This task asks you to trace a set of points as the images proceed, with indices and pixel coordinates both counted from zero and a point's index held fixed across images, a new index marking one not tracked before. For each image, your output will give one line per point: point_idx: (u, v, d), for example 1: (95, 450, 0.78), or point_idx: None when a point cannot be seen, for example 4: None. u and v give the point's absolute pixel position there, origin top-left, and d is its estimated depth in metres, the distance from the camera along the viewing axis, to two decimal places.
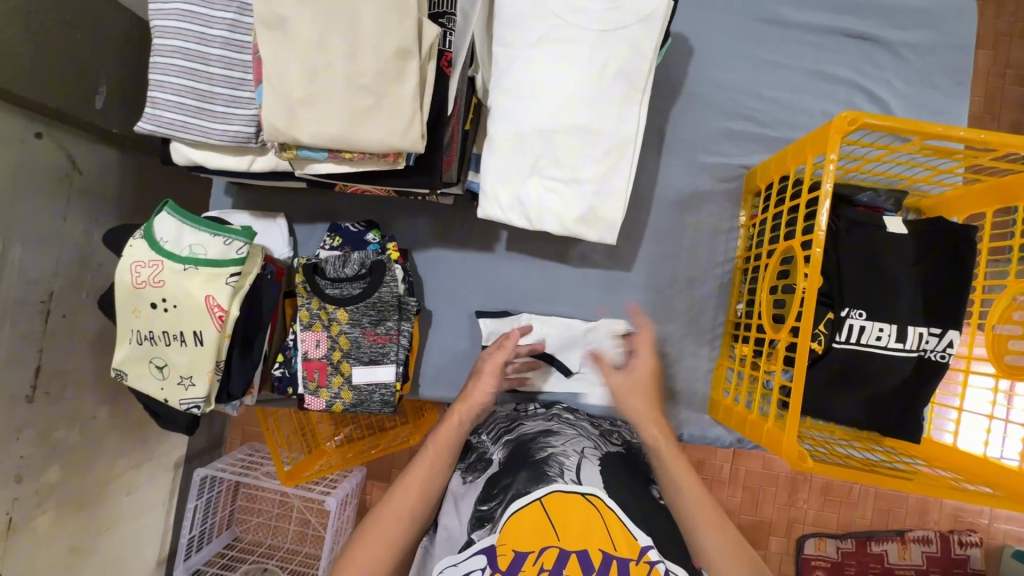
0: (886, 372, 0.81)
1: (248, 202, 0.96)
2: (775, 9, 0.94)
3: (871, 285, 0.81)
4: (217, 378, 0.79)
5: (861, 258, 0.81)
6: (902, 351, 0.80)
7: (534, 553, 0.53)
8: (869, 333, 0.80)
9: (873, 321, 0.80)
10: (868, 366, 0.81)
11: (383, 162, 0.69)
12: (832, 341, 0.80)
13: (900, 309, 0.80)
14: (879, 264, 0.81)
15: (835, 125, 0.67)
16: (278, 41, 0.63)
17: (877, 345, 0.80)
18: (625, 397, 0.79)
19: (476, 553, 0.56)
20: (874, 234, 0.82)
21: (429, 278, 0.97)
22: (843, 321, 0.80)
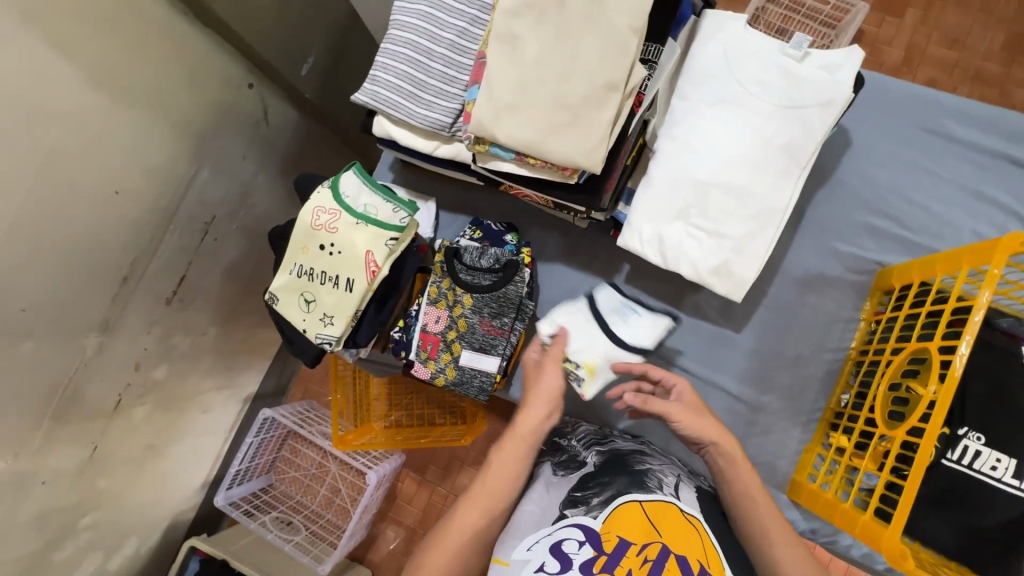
0: (992, 505, 0.77)
1: (406, 181, 1.07)
2: (945, 122, 0.96)
3: (997, 413, 0.78)
4: (351, 324, 0.88)
5: (992, 383, 0.79)
6: (1018, 491, 0.76)
7: (637, 545, 0.60)
8: (983, 460, 0.77)
9: (991, 449, 0.77)
10: (975, 495, 0.77)
11: (558, 174, 0.77)
12: (941, 456, 0.79)
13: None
14: (1011, 395, 0.78)
15: (1001, 243, 0.68)
16: (506, 54, 0.73)
17: (989, 475, 0.77)
18: (692, 420, 0.72)
19: (571, 526, 0.63)
20: (1012, 364, 0.79)
21: (545, 288, 1.03)
22: (958, 439, 0.78)
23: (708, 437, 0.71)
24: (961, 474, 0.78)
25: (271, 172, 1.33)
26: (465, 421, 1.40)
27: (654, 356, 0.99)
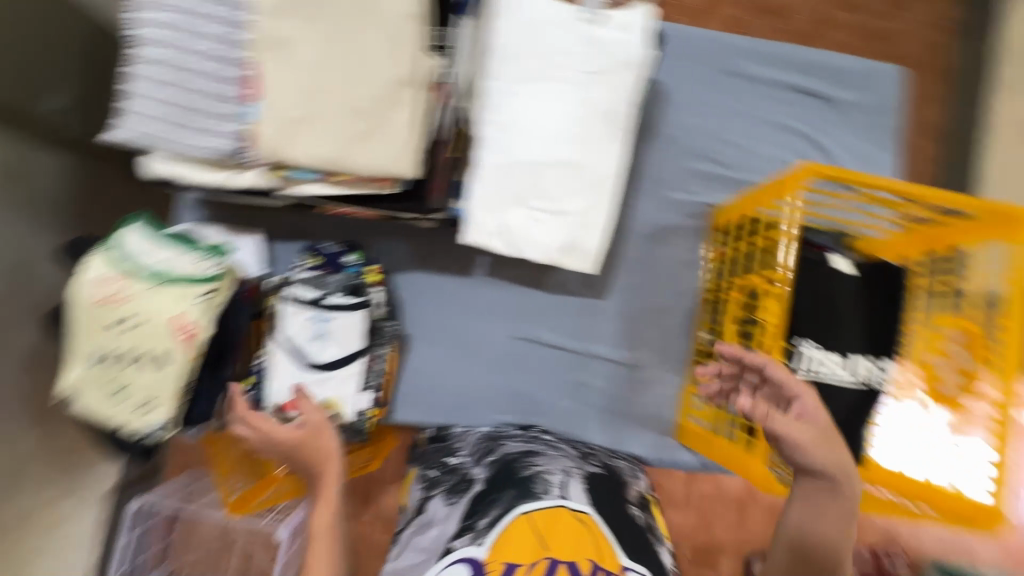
0: (835, 398, 0.85)
1: (218, 218, 0.93)
2: (738, 62, 1.02)
3: (821, 317, 0.87)
4: (182, 400, 0.75)
5: (812, 292, 0.88)
6: (848, 380, 0.86)
7: (527, 565, 0.58)
8: (820, 362, 0.86)
9: (823, 351, 0.86)
10: (821, 393, 0.86)
11: (373, 186, 0.70)
12: (789, 371, 0.85)
13: (847, 340, 0.87)
14: (826, 299, 0.88)
15: (797, 173, 0.74)
16: (275, 61, 0.63)
17: (827, 373, 0.86)
18: (818, 452, 0.65)
19: (458, 561, 0.60)
20: (821, 271, 0.89)
21: (405, 300, 0.96)
22: (796, 349, 0.86)
23: (828, 473, 0.66)
24: (807, 381, 0.86)
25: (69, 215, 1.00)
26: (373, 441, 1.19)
27: (531, 341, 0.97)
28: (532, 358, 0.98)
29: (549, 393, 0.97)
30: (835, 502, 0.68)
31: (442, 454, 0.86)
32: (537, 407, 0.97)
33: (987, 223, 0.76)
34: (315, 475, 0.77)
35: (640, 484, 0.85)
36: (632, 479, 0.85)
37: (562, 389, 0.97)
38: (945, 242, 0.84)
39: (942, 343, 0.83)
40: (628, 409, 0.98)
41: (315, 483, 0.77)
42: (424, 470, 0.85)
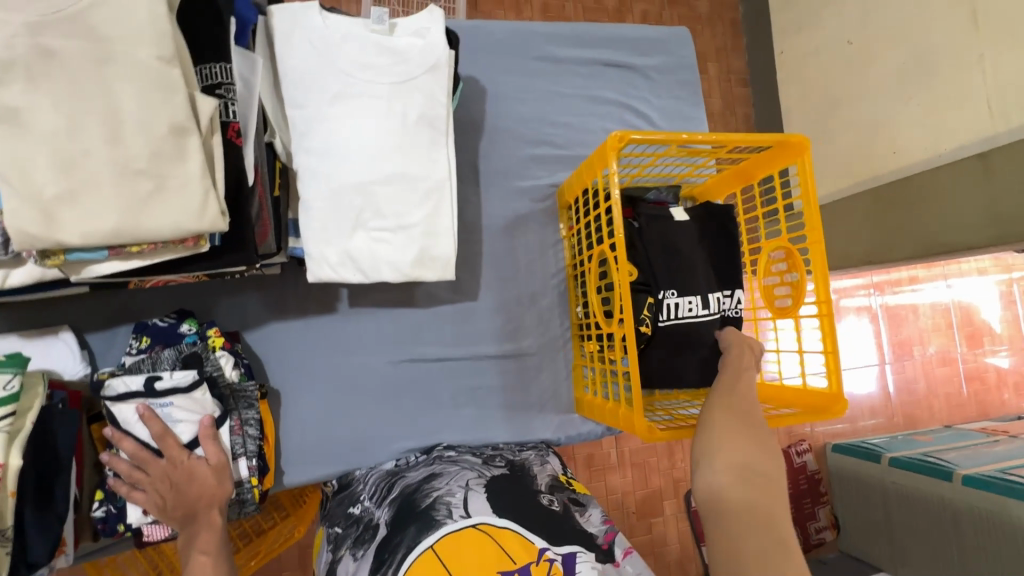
0: (702, 334, 0.91)
1: (13, 322, 0.79)
2: (546, 48, 1.07)
3: (673, 267, 0.90)
4: (3, 552, 0.62)
5: (660, 246, 0.90)
6: (711, 315, 0.91)
7: None
8: (682, 308, 0.89)
9: (683, 296, 0.89)
10: (692, 333, 0.90)
11: (182, 248, 0.63)
12: (657, 322, 0.88)
13: (701, 280, 0.91)
14: (673, 249, 0.91)
15: (609, 144, 0.78)
16: (11, 135, 0.54)
17: (691, 315, 0.90)
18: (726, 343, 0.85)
19: None
20: (662, 225, 0.92)
21: (269, 356, 0.89)
22: (662, 301, 0.88)
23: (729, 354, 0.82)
24: (675, 326, 0.89)
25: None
26: (291, 507, 1.07)
27: (416, 360, 0.95)
28: (422, 377, 0.95)
29: (448, 407, 0.96)
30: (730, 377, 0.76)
31: (345, 506, 0.84)
32: (439, 424, 0.95)
33: (779, 151, 0.86)
34: (194, 516, 0.72)
35: (549, 466, 0.88)
36: (541, 465, 0.88)
37: (459, 399, 0.96)
38: (756, 172, 0.93)
39: (772, 265, 0.93)
40: (527, 398, 0.99)
41: (191, 524, 0.72)
42: (330, 527, 0.83)
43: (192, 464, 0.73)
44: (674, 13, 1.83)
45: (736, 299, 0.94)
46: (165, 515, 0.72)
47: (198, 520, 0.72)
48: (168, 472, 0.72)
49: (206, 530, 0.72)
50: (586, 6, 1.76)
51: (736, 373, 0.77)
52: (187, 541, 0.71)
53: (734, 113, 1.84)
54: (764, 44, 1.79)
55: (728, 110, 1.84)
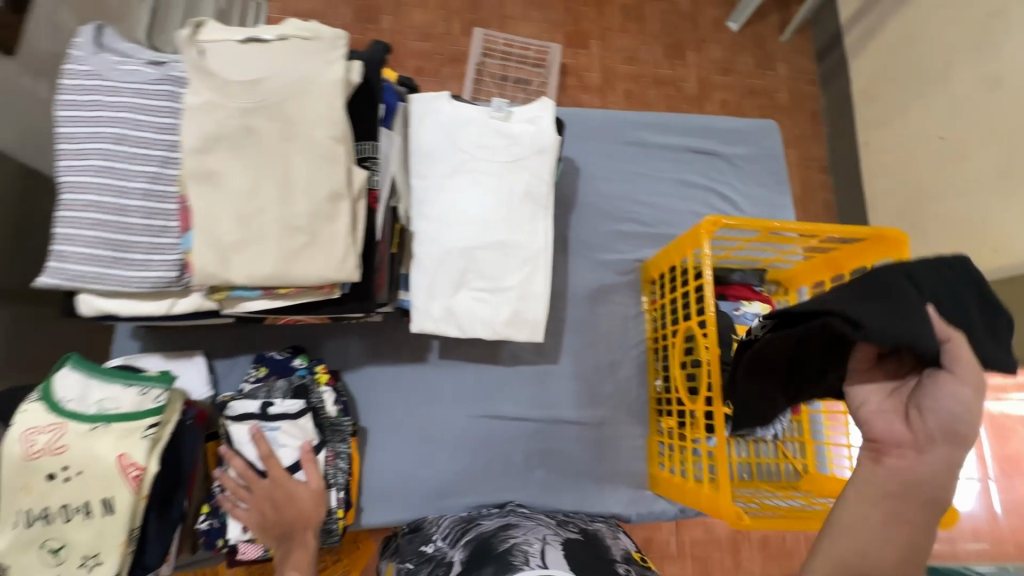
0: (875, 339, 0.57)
1: (158, 343, 0.92)
2: (637, 134, 1.16)
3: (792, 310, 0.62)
4: (129, 550, 0.69)
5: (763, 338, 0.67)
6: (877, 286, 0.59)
7: None
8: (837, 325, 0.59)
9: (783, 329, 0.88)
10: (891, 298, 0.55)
11: (319, 293, 0.72)
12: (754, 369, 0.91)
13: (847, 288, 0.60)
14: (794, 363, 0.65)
15: (703, 227, 0.82)
16: (210, 192, 0.66)
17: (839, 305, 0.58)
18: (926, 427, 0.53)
19: None
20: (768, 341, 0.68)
21: (362, 397, 0.96)
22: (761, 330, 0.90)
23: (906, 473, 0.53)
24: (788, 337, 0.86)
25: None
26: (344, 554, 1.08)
27: (493, 418, 0.98)
28: (498, 435, 0.98)
29: (520, 466, 0.97)
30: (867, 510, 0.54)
31: (416, 543, 0.86)
32: (511, 483, 0.96)
33: (875, 243, 0.87)
34: (292, 534, 0.79)
35: (622, 541, 0.87)
36: (614, 539, 0.86)
37: (532, 461, 0.98)
38: (845, 264, 0.94)
39: None
40: (600, 467, 0.99)
41: (288, 542, 0.79)
42: (402, 562, 0.84)
43: (292, 486, 0.80)
44: (754, 103, 1.91)
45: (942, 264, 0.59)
46: (266, 532, 0.79)
47: (294, 537, 0.79)
48: (272, 492, 0.80)
49: (301, 546, 0.78)
50: (668, 94, 1.88)
51: (891, 520, 0.53)
52: (283, 555, 0.78)
53: (814, 199, 1.84)
54: (847, 136, 1.80)
55: (807, 196, 1.85)
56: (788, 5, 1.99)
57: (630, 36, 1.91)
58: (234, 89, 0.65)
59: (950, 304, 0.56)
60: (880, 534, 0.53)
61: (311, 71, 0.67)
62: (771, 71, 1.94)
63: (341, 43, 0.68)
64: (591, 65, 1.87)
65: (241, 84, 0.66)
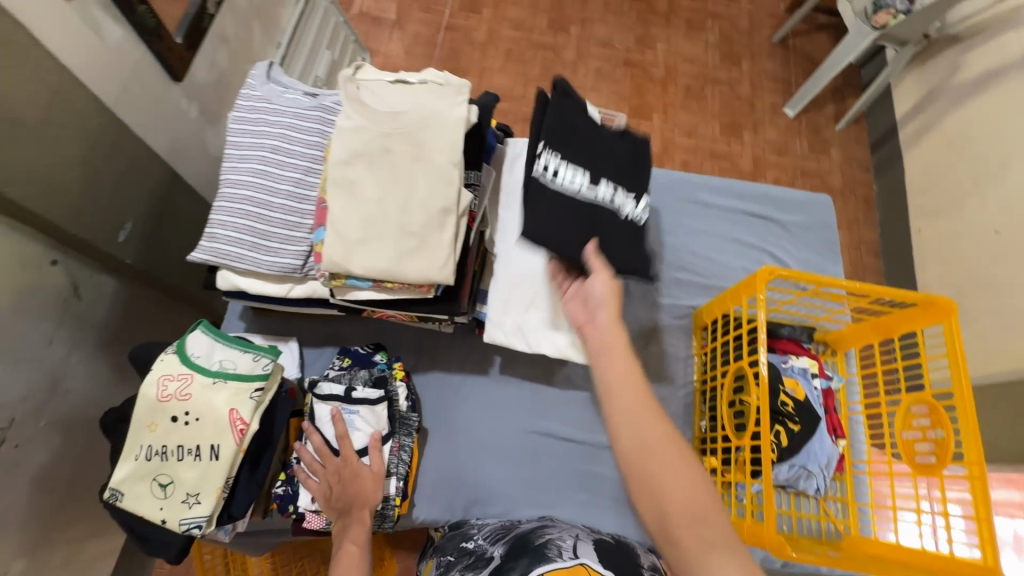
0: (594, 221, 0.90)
1: (260, 326, 1.05)
2: (698, 194, 1.27)
3: (570, 144, 0.90)
4: (222, 496, 0.79)
5: (562, 115, 0.91)
6: (600, 198, 0.90)
7: None
8: (574, 185, 0.89)
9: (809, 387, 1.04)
10: (584, 211, 0.88)
11: (416, 291, 0.83)
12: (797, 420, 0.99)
13: (594, 163, 0.91)
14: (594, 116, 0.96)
15: (758, 276, 0.90)
16: (345, 197, 0.80)
17: (578, 189, 0.89)
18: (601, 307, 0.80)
19: None
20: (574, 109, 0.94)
21: (426, 398, 1.05)
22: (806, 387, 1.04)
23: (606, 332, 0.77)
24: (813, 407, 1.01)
25: (112, 281, 1.22)
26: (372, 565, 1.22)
27: (544, 435, 1.05)
28: (544, 452, 1.04)
29: (563, 484, 1.02)
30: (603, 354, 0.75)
31: (458, 540, 0.91)
32: (554, 499, 1.01)
33: (924, 309, 0.92)
34: (350, 510, 0.86)
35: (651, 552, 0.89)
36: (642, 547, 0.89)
37: (575, 480, 1.03)
38: (894, 328, 0.99)
39: (913, 419, 0.94)
40: None
41: (346, 517, 0.85)
42: (442, 556, 0.90)
43: (358, 467, 0.88)
44: (806, 182, 2.01)
45: (641, 205, 0.93)
46: (328, 505, 0.86)
47: (353, 514, 0.86)
48: (342, 469, 0.87)
49: (359, 522, 0.85)
50: (721, 167, 2.00)
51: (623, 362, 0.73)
52: (342, 528, 0.85)
53: (864, 279, 1.87)
54: (900, 221, 1.86)
55: (857, 275, 1.88)
56: (845, 97, 2.13)
57: (691, 112, 2.07)
58: (379, 117, 0.81)
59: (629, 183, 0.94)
60: (624, 372, 0.72)
61: (441, 109, 0.82)
62: (825, 155, 2.04)
63: (465, 89, 0.84)
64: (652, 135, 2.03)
65: (385, 114, 0.81)
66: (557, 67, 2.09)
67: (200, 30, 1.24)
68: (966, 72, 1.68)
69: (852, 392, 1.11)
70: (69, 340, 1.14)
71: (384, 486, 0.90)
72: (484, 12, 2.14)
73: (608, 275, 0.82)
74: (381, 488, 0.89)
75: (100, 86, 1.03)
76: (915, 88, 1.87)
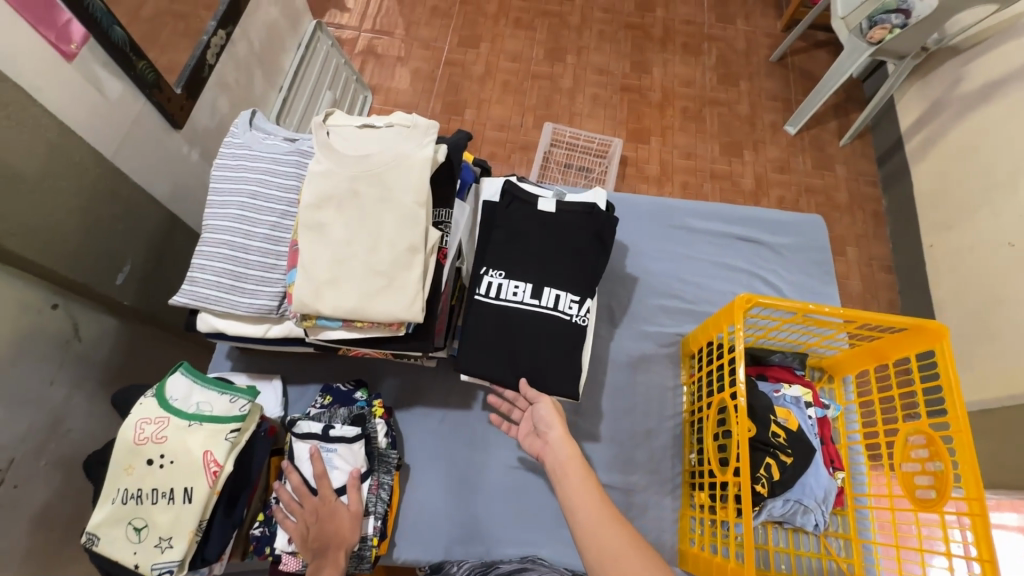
0: (532, 320, 0.93)
1: (246, 365, 1.07)
2: (684, 220, 1.26)
3: (515, 255, 0.96)
4: (195, 539, 0.79)
5: (512, 226, 0.97)
6: (541, 307, 0.94)
7: None
8: (513, 297, 0.94)
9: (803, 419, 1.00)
10: (518, 322, 0.93)
11: (387, 329, 0.84)
12: (789, 451, 0.94)
13: (539, 271, 0.95)
14: (549, 215, 0.98)
15: (737, 303, 0.88)
16: (315, 240, 0.82)
17: (515, 300, 0.94)
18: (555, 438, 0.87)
19: None
20: (530, 211, 0.99)
21: (409, 434, 1.05)
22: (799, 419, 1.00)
23: (556, 456, 0.86)
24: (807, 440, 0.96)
25: (113, 321, 1.27)
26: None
27: (529, 470, 1.02)
28: (530, 489, 1.01)
29: (548, 521, 0.99)
30: (557, 470, 0.84)
31: None
32: (539, 537, 0.99)
33: (916, 334, 0.88)
34: (325, 551, 0.84)
35: None
36: None
37: (561, 518, 1.00)
38: (888, 354, 0.95)
39: (912, 450, 0.90)
40: None
41: (321, 558, 0.84)
42: None
43: (335, 505, 0.87)
44: (810, 200, 1.97)
45: (585, 308, 0.95)
46: (304, 545, 0.85)
47: (329, 554, 0.84)
48: (321, 508, 0.87)
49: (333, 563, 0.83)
50: (722, 187, 1.99)
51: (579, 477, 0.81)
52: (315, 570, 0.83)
53: (875, 297, 1.81)
54: (910, 237, 1.81)
55: (868, 294, 1.82)
56: (848, 112, 2.10)
57: (689, 134, 2.07)
58: (348, 160, 0.84)
59: (573, 276, 0.95)
60: (578, 483, 0.81)
61: (407, 151, 0.84)
62: (829, 172, 2.01)
63: (432, 130, 0.85)
64: (650, 158, 2.03)
65: (353, 157, 0.84)
66: (554, 95, 2.12)
67: (201, 80, 1.31)
68: (969, 82, 1.64)
69: (850, 421, 1.06)
70: (71, 380, 1.18)
71: (362, 526, 0.89)
72: (482, 45, 2.21)
73: (550, 402, 0.90)
74: (359, 528, 0.88)
75: (100, 139, 1.09)
76: (917, 101, 1.84)
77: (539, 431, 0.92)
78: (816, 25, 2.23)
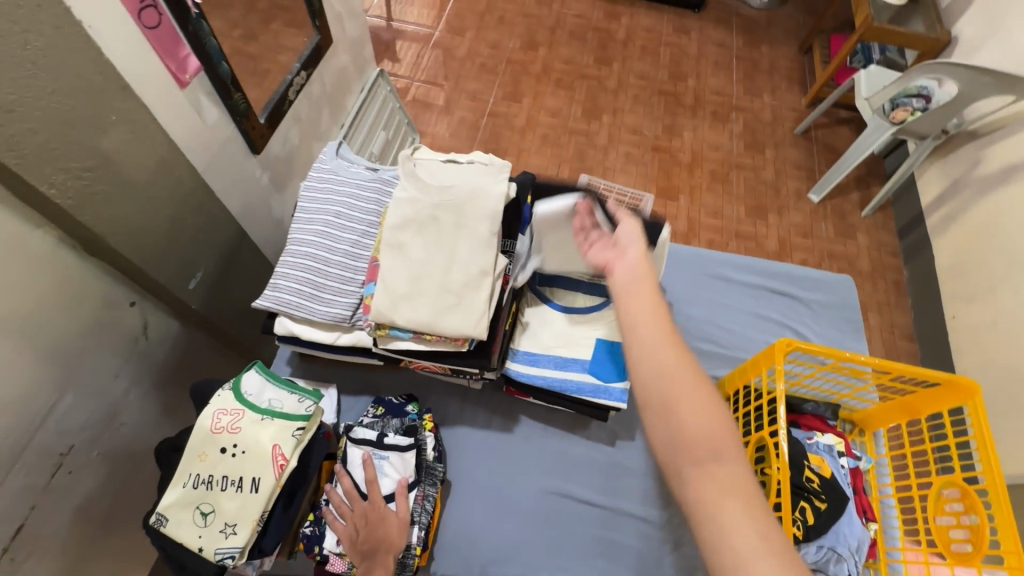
0: None
1: (305, 372, 1.13)
2: (719, 270, 1.33)
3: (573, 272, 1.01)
4: (257, 529, 0.83)
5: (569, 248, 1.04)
6: None
7: None
8: None
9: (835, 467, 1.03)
10: None
11: (452, 344, 0.91)
12: (825, 497, 0.96)
13: None
14: None
15: (777, 346, 0.93)
16: (395, 257, 0.91)
17: None
18: (633, 252, 0.84)
19: None
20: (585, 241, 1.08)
21: (453, 451, 1.09)
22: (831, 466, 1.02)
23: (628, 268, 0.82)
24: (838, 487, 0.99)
25: (176, 325, 1.35)
26: None
27: (564, 496, 1.05)
28: (566, 516, 1.04)
29: (582, 549, 1.01)
30: (627, 279, 0.81)
31: None
32: (572, 564, 1.00)
33: (948, 389, 0.92)
34: (374, 553, 0.87)
35: None
36: None
37: (595, 548, 1.02)
38: (920, 409, 0.99)
39: (946, 503, 0.92)
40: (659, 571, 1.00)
41: (370, 560, 0.87)
42: None
43: (387, 510, 0.91)
44: (833, 264, 2.04)
45: None
46: (353, 548, 0.88)
47: (379, 554, 0.87)
48: (371, 510, 0.90)
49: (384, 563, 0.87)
50: (747, 246, 2.07)
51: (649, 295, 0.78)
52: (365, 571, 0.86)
53: None
54: (932, 306, 1.86)
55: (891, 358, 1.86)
56: (869, 185, 2.21)
57: (715, 194, 2.19)
58: (431, 190, 0.94)
59: None
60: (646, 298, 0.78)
61: (485, 184, 0.93)
62: (851, 240, 2.09)
63: (506, 169, 0.96)
64: (679, 214, 2.14)
65: (436, 187, 0.94)
66: (589, 150, 2.27)
67: (281, 113, 1.45)
68: (988, 165, 1.74)
69: (882, 475, 1.09)
70: (132, 375, 1.25)
71: (408, 533, 0.92)
72: (523, 101, 2.38)
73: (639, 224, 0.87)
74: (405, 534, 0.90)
75: (195, 157, 1.20)
76: (938, 178, 1.94)
77: (616, 244, 0.87)
78: (839, 103, 2.39)
